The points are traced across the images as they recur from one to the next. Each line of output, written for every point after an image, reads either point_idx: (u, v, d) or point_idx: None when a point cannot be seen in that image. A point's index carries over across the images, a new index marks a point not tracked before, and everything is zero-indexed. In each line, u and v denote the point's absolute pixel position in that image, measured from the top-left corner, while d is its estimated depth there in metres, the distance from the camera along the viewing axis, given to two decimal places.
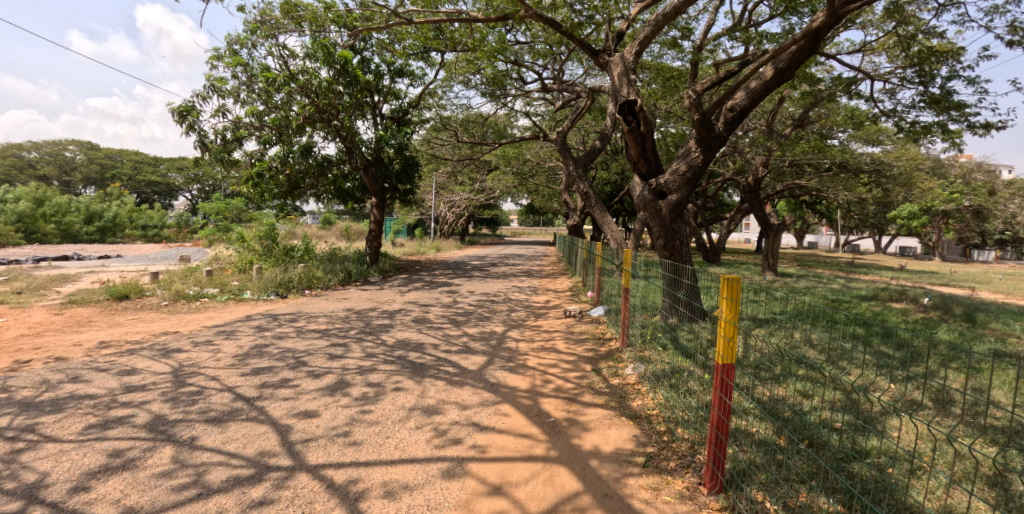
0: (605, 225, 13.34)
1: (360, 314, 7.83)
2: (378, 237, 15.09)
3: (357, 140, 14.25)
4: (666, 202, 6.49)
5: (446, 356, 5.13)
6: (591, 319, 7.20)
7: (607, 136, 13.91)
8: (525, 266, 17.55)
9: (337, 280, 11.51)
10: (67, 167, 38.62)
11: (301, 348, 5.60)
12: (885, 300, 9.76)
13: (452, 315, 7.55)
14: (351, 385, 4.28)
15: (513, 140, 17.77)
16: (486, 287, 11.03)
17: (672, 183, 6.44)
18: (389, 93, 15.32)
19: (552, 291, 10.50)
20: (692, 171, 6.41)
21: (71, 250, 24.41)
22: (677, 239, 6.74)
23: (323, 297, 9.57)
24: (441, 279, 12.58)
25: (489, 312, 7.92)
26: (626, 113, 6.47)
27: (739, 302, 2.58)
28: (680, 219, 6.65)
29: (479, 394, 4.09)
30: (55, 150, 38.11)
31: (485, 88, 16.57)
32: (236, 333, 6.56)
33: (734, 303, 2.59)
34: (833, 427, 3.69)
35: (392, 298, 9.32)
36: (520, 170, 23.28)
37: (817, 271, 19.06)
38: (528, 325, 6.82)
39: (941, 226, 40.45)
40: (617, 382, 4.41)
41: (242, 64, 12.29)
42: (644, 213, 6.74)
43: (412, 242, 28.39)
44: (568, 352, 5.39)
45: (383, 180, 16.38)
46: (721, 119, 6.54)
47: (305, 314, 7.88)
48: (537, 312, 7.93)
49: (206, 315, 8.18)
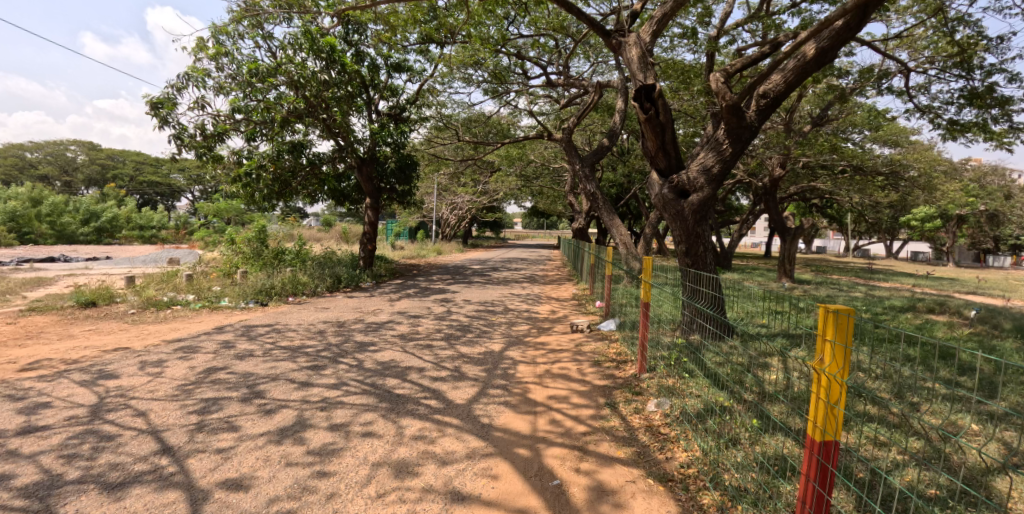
0: (613, 229, 12.49)
1: (343, 326, 7.02)
2: (372, 239, 14.28)
3: (351, 138, 13.46)
4: (690, 201, 5.60)
5: (432, 384, 4.30)
6: (601, 335, 6.34)
7: (615, 134, 13.01)
8: (528, 271, 16.69)
9: (324, 286, 10.73)
10: (69, 167, 38.17)
11: (262, 371, 4.78)
12: (923, 312, 8.89)
13: (445, 329, 6.72)
14: (308, 427, 3.46)
15: (516, 140, 16.95)
16: (484, 294, 10.19)
17: (697, 179, 5.55)
18: (385, 88, 14.54)
19: (556, 300, 9.65)
20: (721, 165, 5.54)
21: (62, 251, 23.71)
22: (701, 245, 5.84)
23: (306, 306, 8.76)
24: (437, 285, 11.77)
25: (487, 325, 7.07)
26: (643, 100, 5.62)
27: (850, 351, 2.11)
28: (705, 221, 5.76)
29: (466, 442, 3.25)
30: (57, 150, 37.69)
31: (487, 84, 15.74)
32: (195, 352, 5.75)
33: (844, 350, 2.15)
34: (927, 497, 2.84)
35: (380, 308, 8.50)
36: (523, 170, 22.44)
37: (835, 278, 18.13)
38: (531, 342, 5.97)
39: (955, 231, 39.42)
40: (638, 423, 3.56)
41: (226, 54, 11.55)
42: (663, 214, 5.87)
43: (413, 245, 27.61)
44: (577, 379, 4.54)
45: (379, 180, 15.58)
46: (753, 107, 5.68)
47: (281, 326, 7.08)
48: (539, 325, 7.08)
49: (174, 326, 7.40)
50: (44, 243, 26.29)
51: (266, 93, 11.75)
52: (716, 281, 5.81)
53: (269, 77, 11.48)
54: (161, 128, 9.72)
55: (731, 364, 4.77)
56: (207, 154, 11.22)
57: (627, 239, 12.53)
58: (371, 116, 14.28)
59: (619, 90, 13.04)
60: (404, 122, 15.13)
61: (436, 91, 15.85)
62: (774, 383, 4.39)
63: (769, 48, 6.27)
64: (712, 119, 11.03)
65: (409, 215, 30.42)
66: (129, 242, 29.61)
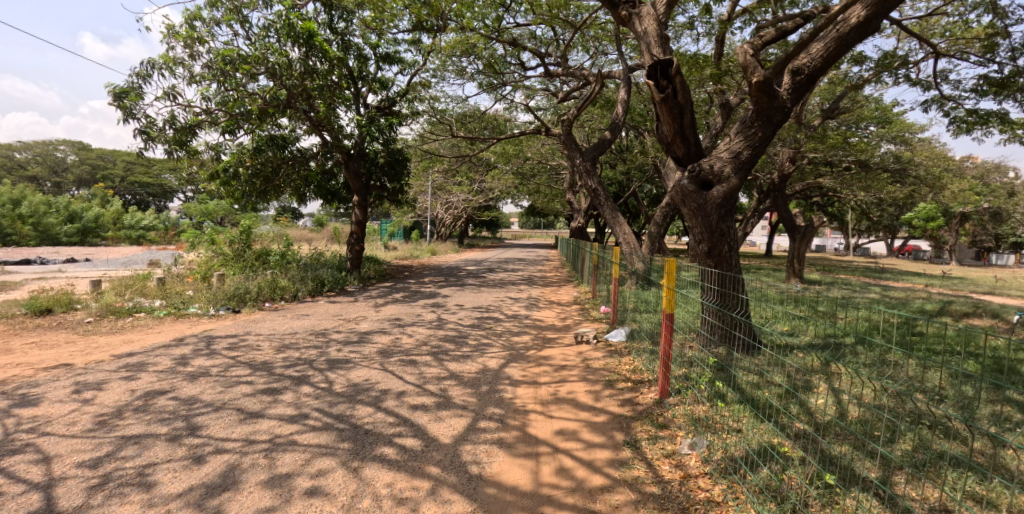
0: (615, 226, 11.76)
1: (320, 336, 6.24)
2: (360, 240, 13.49)
3: (337, 132, 12.64)
4: (715, 192, 4.79)
5: (409, 414, 3.54)
6: (610, 346, 5.58)
7: (618, 126, 12.21)
8: (525, 272, 15.93)
9: (307, 290, 9.93)
10: (58, 168, 37.27)
11: (210, 397, 4.01)
12: (955, 316, 8.19)
13: (433, 340, 5.94)
14: (245, 484, 2.71)
15: (512, 136, 16.20)
16: (479, 298, 9.41)
17: (723, 167, 4.77)
18: (375, 80, 13.74)
19: (557, 304, 8.87)
20: (750, 152, 4.79)
21: (44, 253, 22.77)
22: (726, 245, 5.01)
23: (283, 313, 7.96)
24: (428, 289, 10.99)
25: (481, 334, 6.30)
26: (659, 76, 4.86)
27: None
28: (730, 217, 4.96)
29: (445, 506, 2.54)
30: (46, 150, 36.80)
31: (482, 76, 14.98)
32: (140, 371, 4.97)
33: None
34: None
35: (363, 314, 7.72)
36: (520, 168, 21.68)
37: (845, 278, 17.43)
38: (530, 357, 5.21)
39: (957, 228, 38.80)
40: (670, 474, 2.84)
41: (201, 42, 10.75)
42: (682, 209, 5.07)
43: (407, 245, 26.72)
44: (588, 407, 3.79)
45: (368, 177, 14.72)
46: (785, 85, 4.96)
47: (249, 336, 6.28)
48: (540, 335, 6.30)
49: (128, 337, 6.60)
50: (27, 245, 25.27)
51: (243, 84, 10.92)
52: (742, 285, 5.04)
53: (245, 68, 10.67)
54: (125, 120, 8.90)
55: (768, 387, 4.03)
56: (178, 149, 10.39)
57: (631, 237, 11.82)
58: (359, 110, 13.49)
59: (621, 81, 12.30)
60: (394, 116, 14.33)
61: (427, 84, 15.06)
62: (824, 415, 3.67)
63: (797, 20, 5.54)
64: (721, 110, 10.30)
65: (403, 215, 29.59)
66: (117, 243, 28.58)
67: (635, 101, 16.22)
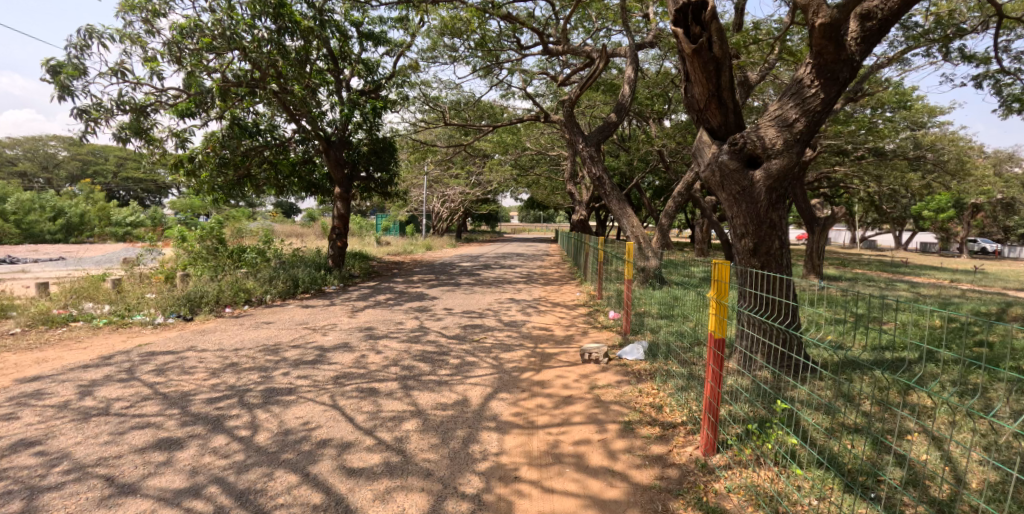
0: (624, 219, 10.64)
1: (272, 353, 5.17)
2: (343, 235, 12.38)
3: (316, 119, 11.50)
4: (764, 170, 3.64)
5: (348, 492, 2.54)
6: (623, 367, 4.53)
7: (625, 108, 11.04)
8: (525, 268, 14.82)
9: (276, 293, 8.82)
10: (50, 164, 36.03)
11: (86, 458, 2.97)
12: (1015, 323, 7.15)
13: (406, 358, 4.86)
14: None
15: (510, 123, 15.04)
16: (470, 300, 8.30)
17: (774, 137, 3.62)
18: (359, 62, 12.58)
19: (559, 308, 7.78)
20: (808, 118, 3.67)
21: (21, 252, 21.49)
22: (775, 240, 3.84)
23: (241, 321, 6.88)
24: (415, 289, 9.88)
25: (469, 348, 5.23)
26: (689, 22, 3.80)
27: None
28: (782, 205, 3.79)
29: None
30: (35, 146, 35.55)
31: (476, 59, 13.81)
32: (28, 407, 3.92)
33: None
34: None
35: (333, 322, 6.64)
36: (519, 159, 20.49)
37: (867, 274, 16.28)
38: (524, 384, 4.14)
39: (969, 220, 37.52)
40: None
41: (160, 16, 9.62)
42: (719, 193, 3.91)
43: (402, 239, 25.52)
44: (602, 474, 2.77)
45: (352, 167, 13.49)
46: (852, 33, 3.84)
47: (185, 356, 5.20)
48: (539, 349, 5.22)
49: (45, 355, 5.51)
50: (7, 243, 24.01)
51: (208, 61, 9.71)
52: (797, 294, 3.90)
53: (208, 45, 9.53)
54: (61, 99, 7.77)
55: (848, 437, 3.03)
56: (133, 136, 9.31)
57: (640, 230, 10.75)
58: (341, 94, 12.39)
59: (626, 58, 11.21)
60: (380, 101, 13.17)
61: (417, 67, 13.89)
62: (936, 490, 2.66)
63: None
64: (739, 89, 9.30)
65: (398, 209, 28.39)
66: (103, 241, 27.32)
67: (641, 86, 15.06)
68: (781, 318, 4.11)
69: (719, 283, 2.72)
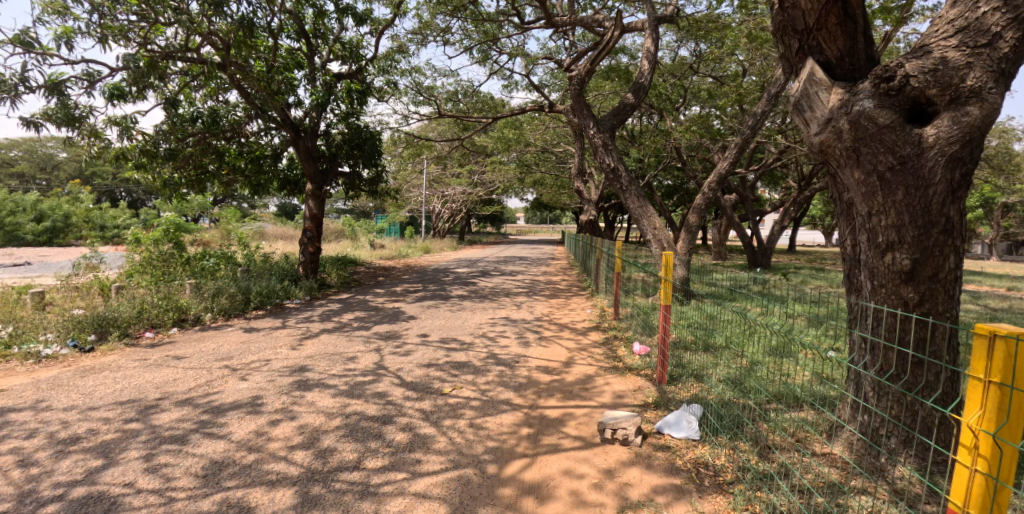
0: (643, 219, 9.05)
1: (144, 418, 3.57)
2: (316, 239, 10.82)
3: (282, 104, 9.89)
4: (943, 128, 1.97)
5: None
6: (664, 449, 2.93)
7: (643, 87, 9.32)
8: (529, 276, 13.18)
9: (218, 310, 7.24)
10: (48, 165, 34.58)
11: None
12: None
13: (334, 427, 3.27)
14: None
15: (511, 112, 13.37)
16: (454, 321, 6.71)
17: (965, 64, 1.96)
18: (337, 41, 10.95)
19: (563, 332, 6.17)
20: (1018, 33, 1.99)
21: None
22: (950, 255, 2.16)
23: (149, 354, 5.31)
24: (392, 304, 8.29)
25: (433, 405, 3.62)
26: None
27: None
28: (962, 191, 2.12)
29: None
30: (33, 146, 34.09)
31: (473, 42, 12.15)
32: None
33: None
34: None
35: (266, 355, 5.06)
36: (523, 156, 18.83)
37: None
38: (502, 495, 2.54)
39: (1002, 222, 35.15)
40: None
41: None
42: (846, 170, 2.23)
43: (400, 242, 23.86)
44: None
45: (331, 162, 11.85)
46: None
47: (22, 421, 3.61)
48: (534, 406, 3.62)
49: None
50: None
51: (132, 30, 7.55)
52: (952, 348, 2.35)
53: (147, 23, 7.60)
54: None
55: None
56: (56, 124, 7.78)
57: (663, 233, 9.11)
58: (316, 79, 10.73)
59: (644, 32, 9.52)
60: (364, 86, 11.51)
61: (406, 50, 12.27)
62: None
63: None
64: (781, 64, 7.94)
65: (396, 210, 26.69)
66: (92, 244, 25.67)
67: (656, 75, 13.45)
68: (919, 392, 2.48)
69: (1011, 394, 1.49)
